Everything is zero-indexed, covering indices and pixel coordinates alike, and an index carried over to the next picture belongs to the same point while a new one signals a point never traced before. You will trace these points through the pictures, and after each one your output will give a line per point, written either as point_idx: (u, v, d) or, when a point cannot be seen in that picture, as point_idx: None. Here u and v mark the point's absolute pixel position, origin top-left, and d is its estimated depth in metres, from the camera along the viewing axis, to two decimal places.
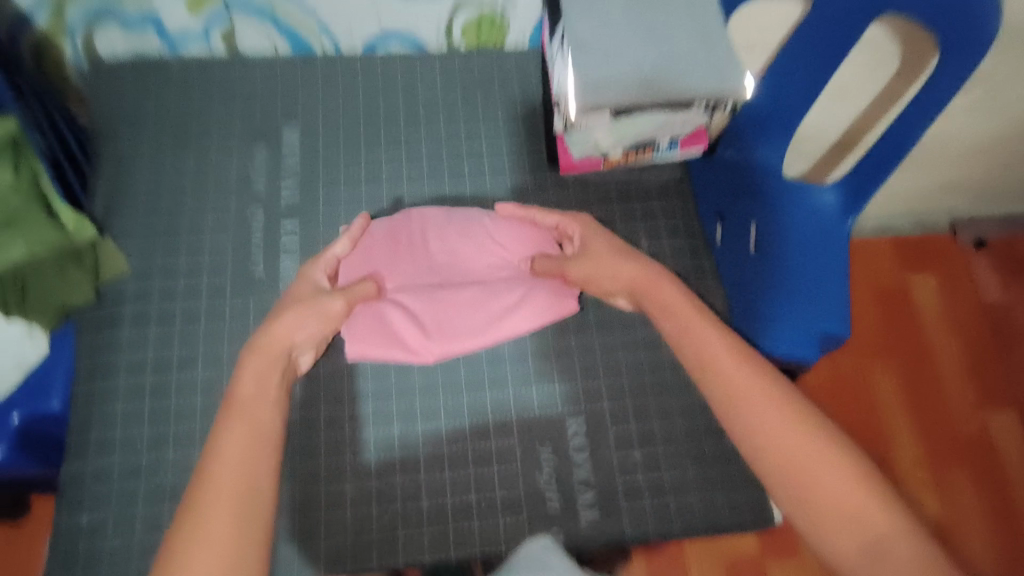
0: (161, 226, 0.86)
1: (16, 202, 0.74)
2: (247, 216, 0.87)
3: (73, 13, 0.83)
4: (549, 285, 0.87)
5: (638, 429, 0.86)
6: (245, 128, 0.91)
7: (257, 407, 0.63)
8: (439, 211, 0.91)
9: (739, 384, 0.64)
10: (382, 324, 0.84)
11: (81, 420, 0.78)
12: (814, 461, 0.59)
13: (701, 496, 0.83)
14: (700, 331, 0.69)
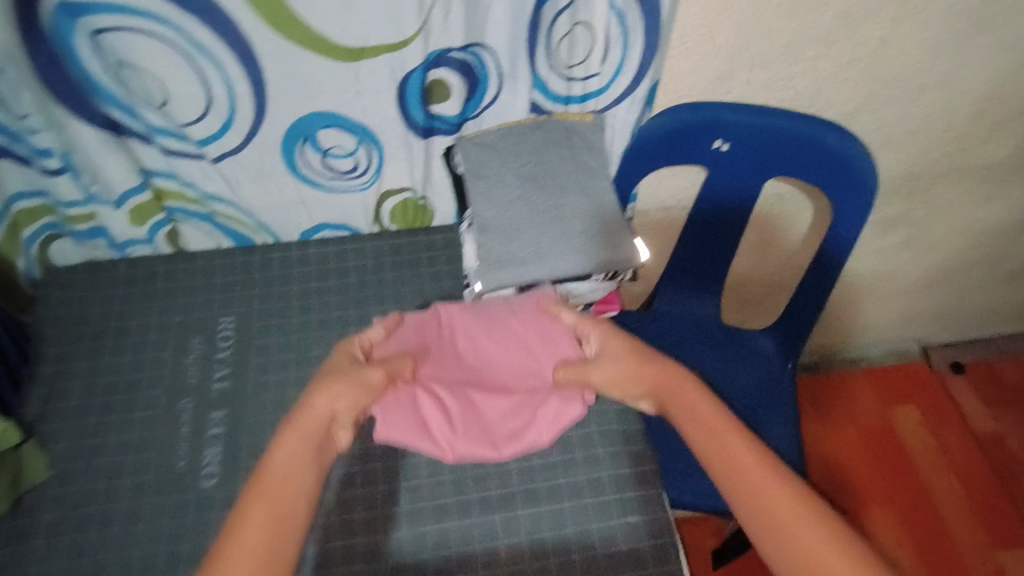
0: (89, 425, 0.85)
1: None
2: (177, 410, 0.86)
3: (27, 231, 0.91)
4: (560, 396, 0.76)
5: (564, 509, 0.74)
6: (183, 321, 0.94)
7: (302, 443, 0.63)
8: (471, 314, 0.83)
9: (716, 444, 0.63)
10: (416, 410, 0.74)
11: None
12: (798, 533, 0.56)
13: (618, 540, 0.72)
14: (694, 405, 0.67)
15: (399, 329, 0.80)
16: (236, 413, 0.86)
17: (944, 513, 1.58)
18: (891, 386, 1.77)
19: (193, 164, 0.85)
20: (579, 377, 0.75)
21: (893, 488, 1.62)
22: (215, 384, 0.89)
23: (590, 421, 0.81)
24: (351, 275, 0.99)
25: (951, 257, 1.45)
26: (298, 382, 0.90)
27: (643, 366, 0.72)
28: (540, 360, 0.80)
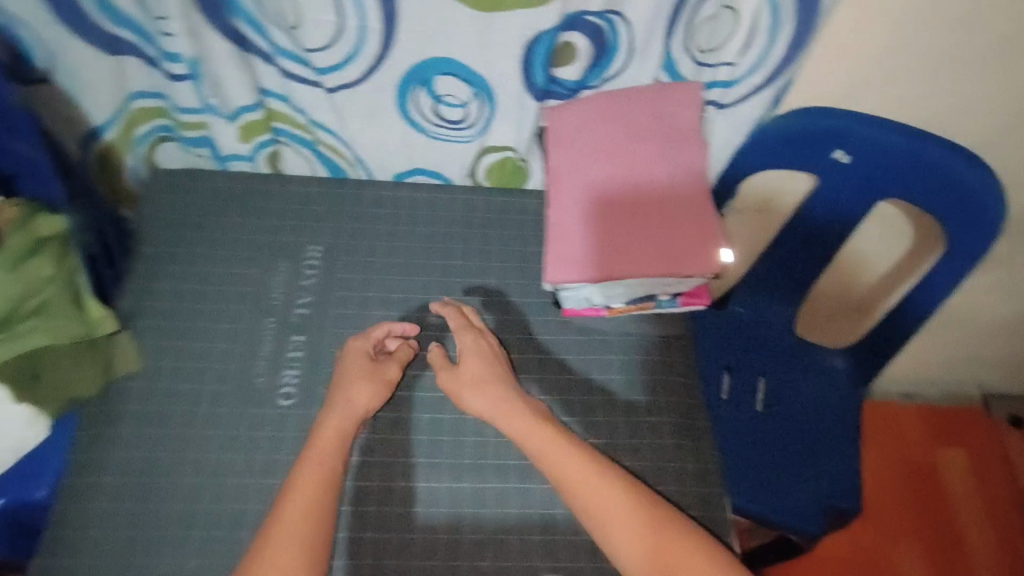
0: (179, 330, 0.88)
1: (49, 291, 0.81)
2: (259, 329, 0.89)
3: (140, 130, 0.91)
4: (688, 236, 0.81)
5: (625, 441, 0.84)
6: (271, 242, 0.96)
7: (311, 480, 0.73)
8: (612, 103, 0.84)
9: (588, 496, 0.73)
10: (575, 243, 0.82)
11: (63, 514, 0.77)
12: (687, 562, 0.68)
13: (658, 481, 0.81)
14: (582, 480, 0.74)
15: (558, 149, 0.84)
16: (316, 340, 0.89)
17: (971, 561, 1.54)
18: (941, 425, 1.72)
19: (307, 90, 0.85)
20: (688, 203, 0.82)
21: (923, 527, 1.58)
22: (297, 309, 0.91)
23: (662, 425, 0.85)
24: (438, 224, 0.99)
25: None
26: (374, 321, 0.91)
27: (555, 452, 0.76)
28: (675, 202, 0.82)
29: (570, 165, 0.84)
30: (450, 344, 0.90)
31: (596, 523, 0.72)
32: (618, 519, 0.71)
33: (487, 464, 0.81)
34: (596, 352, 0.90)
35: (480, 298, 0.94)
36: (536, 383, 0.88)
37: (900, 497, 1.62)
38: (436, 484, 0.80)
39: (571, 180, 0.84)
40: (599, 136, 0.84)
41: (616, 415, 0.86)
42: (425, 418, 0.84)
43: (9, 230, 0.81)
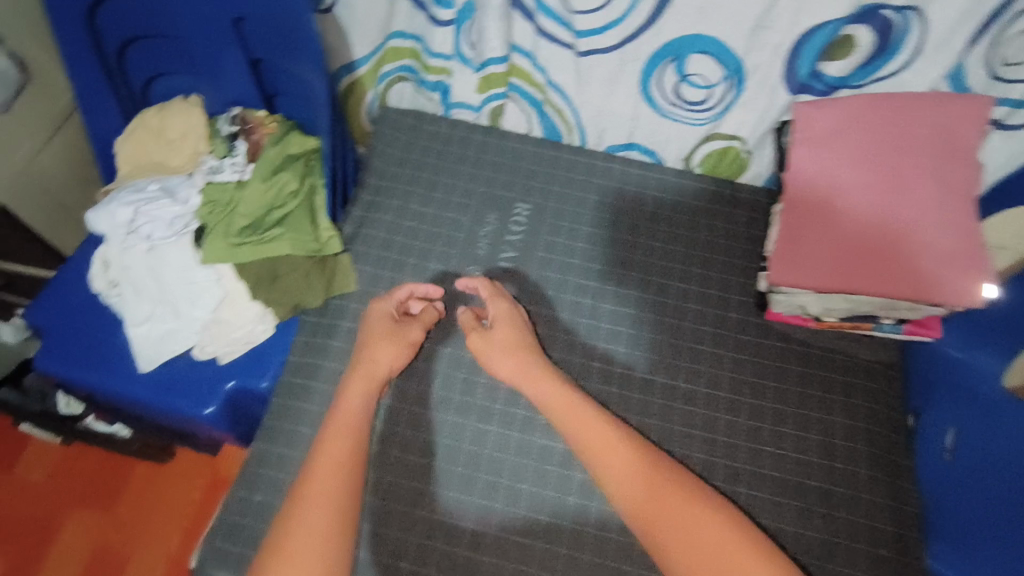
0: (393, 261, 0.93)
1: (292, 204, 0.89)
2: (464, 274, 0.92)
3: (386, 69, 0.96)
4: (943, 260, 0.76)
5: (819, 463, 0.81)
6: (483, 194, 0.98)
7: (348, 432, 0.73)
8: (879, 107, 0.78)
9: (597, 453, 0.72)
10: (810, 249, 0.79)
11: (281, 408, 0.84)
12: (680, 516, 0.66)
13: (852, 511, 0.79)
14: (591, 434, 0.73)
15: (805, 147, 0.80)
16: (516, 295, 0.91)
17: None
18: None
19: (558, 50, 0.85)
20: (947, 224, 0.77)
21: None
22: (501, 262, 0.94)
23: (861, 454, 0.82)
24: (646, 202, 0.98)
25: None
26: (571, 289, 0.92)
27: (563, 413, 0.75)
28: (930, 220, 0.77)
29: (819, 165, 0.80)
30: (642, 328, 0.90)
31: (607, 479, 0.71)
32: (626, 474, 0.70)
33: (672, 450, 0.82)
34: (794, 364, 0.87)
35: (678, 286, 0.93)
36: (727, 382, 0.86)
37: None
38: None
39: (815, 180, 0.79)
40: (855, 140, 0.79)
41: (811, 434, 0.83)
42: (613, 393, 0.85)
43: (271, 145, 0.90)
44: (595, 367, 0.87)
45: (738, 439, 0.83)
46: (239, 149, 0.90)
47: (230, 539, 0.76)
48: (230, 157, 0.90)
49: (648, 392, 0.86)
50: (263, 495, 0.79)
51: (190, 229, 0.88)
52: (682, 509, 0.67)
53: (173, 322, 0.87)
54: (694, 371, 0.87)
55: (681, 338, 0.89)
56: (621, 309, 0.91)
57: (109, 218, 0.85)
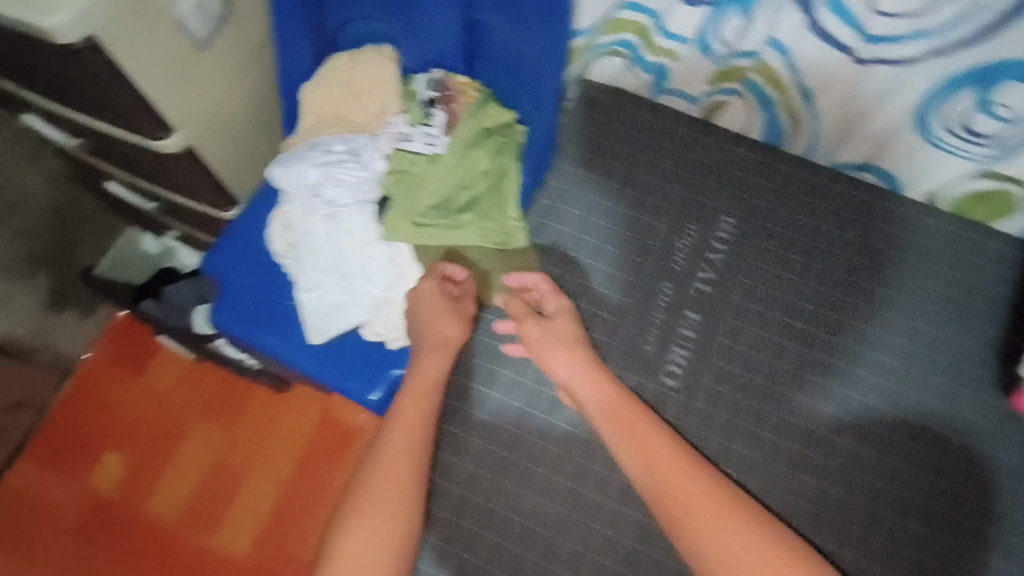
0: (577, 264, 0.85)
1: (483, 189, 0.80)
2: (656, 291, 0.83)
3: (602, 41, 0.83)
4: None
5: None
6: (686, 199, 0.87)
7: (415, 433, 0.70)
8: None
9: (630, 448, 0.67)
10: None
11: None
12: (722, 522, 0.60)
13: None
14: (647, 435, 0.68)
15: None
16: (711, 325, 0.82)
17: None
18: None
19: (832, 56, 0.70)
20: None
21: None
22: (698, 283, 0.83)
23: None
24: (873, 238, 0.85)
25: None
26: (774, 327, 0.82)
27: (615, 419, 0.70)
28: None
29: None
30: (852, 387, 0.80)
31: (644, 476, 0.65)
32: (666, 471, 0.64)
33: (873, 538, 0.74)
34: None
35: (899, 342, 0.82)
36: (944, 471, 0.76)
37: None
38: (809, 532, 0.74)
39: None
40: None
41: None
42: (809, 457, 0.77)
43: (470, 121, 0.80)
44: (795, 426, 0.78)
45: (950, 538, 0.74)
46: (436, 118, 0.81)
47: None
48: (426, 126, 0.81)
49: (848, 463, 0.77)
50: None
51: (371, 199, 0.81)
52: (719, 513, 0.60)
53: (347, 294, 0.82)
54: (905, 449, 0.77)
55: (896, 407, 0.79)
56: (830, 363, 0.81)
57: (296, 177, 0.80)
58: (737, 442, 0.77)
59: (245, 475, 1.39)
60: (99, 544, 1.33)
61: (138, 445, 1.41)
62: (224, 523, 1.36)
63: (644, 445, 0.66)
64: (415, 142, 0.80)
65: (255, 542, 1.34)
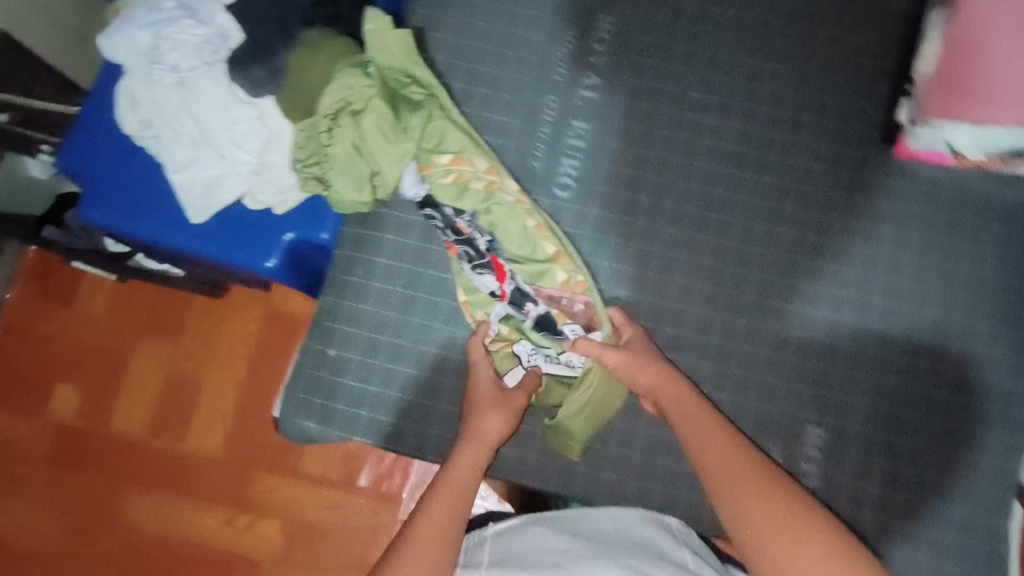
0: (457, 92, 0.81)
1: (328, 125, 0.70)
2: (539, 105, 0.80)
3: None
4: None
5: (934, 317, 0.73)
6: (562, 4, 0.83)
7: (460, 493, 0.65)
8: None
9: (684, 430, 0.66)
10: (972, 69, 0.67)
11: (346, 262, 0.79)
12: (765, 509, 0.59)
13: (959, 365, 0.72)
14: (697, 426, 0.65)
15: None
16: (600, 129, 0.79)
17: None
18: None
19: None
20: None
21: None
22: (583, 88, 0.80)
23: (981, 308, 0.73)
24: (760, 10, 0.81)
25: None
26: (665, 122, 0.79)
27: (673, 387, 0.68)
28: None
29: None
30: (748, 164, 0.78)
31: (694, 450, 0.65)
32: (705, 448, 0.64)
33: (770, 303, 0.75)
34: (920, 211, 0.75)
35: (792, 114, 0.78)
36: (841, 229, 0.76)
37: None
38: (712, 314, 0.75)
39: None
40: None
41: (929, 290, 0.74)
42: (710, 242, 0.76)
43: (423, 159, 0.68)
44: (689, 212, 0.77)
45: (843, 292, 0.74)
46: (483, 268, 0.73)
47: (312, 393, 0.76)
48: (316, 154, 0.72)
49: (749, 239, 0.76)
50: (339, 349, 0.77)
51: (220, 57, 0.76)
52: (762, 503, 0.59)
53: (220, 166, 0.78)
54: (802, 216, 0.76)
55: (788, 179, 0.77)
56: (721, 145, 0.78)
57: (127, 44, 0.76)
58: (634, 237, 0.77)
59: (207, 378, 1.30)
60: (76, 470, 1.26)
61: (90, 371, 1.30)
62: (195, 424, 1.28)
63: (702, 434, 0.65)
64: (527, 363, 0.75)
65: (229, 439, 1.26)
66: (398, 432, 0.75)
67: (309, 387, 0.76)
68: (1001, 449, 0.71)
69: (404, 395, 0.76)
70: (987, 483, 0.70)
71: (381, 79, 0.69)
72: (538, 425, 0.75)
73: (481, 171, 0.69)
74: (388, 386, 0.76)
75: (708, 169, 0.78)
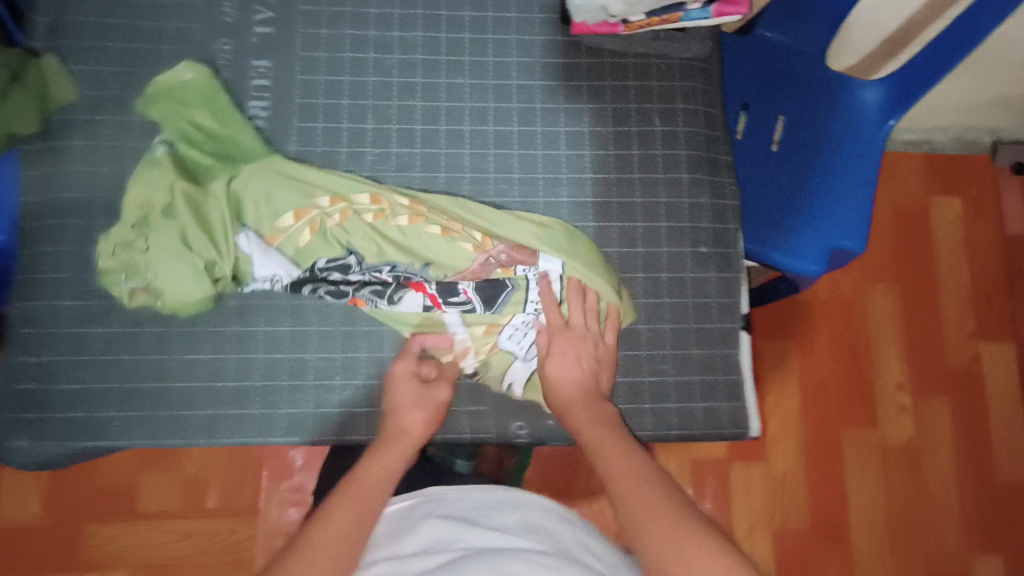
0: (117, 53, 0.73)
1: (164, 200, 0.67)
2: (213, 51, 0.75)
3: None
4: None
5: (641, 177, 0.75)
6: None
7: (376, 489, 0.56)
8: None
9: (597, 441, 0.58)
10: None
11: (30, 258, 0.70)
12: (662, 520, 0.48)
13: (670, 220, 0.75)
14: (602, 441, 0.58)
15: None
16: (284, 65, 0.75)
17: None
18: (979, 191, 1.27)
19: None
20: None
21: (982, 282, 1.24)
22: (256, 25, 0.76)
23: (680, 160, 0.76)
24: None
25: (950, 151, 1.27)
26: (349, 44, 0.76)
27: (591, 408, 0.63)
28: None
29: None
30: (440, 71, 0.77)
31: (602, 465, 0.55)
32: (610, 460, 0.55)
33: (489, 201, 0.74)
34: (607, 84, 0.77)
35: (474, 15, 0.78)
36: (540, 115, 0.76)
37: (955, 261, 1.24)
38: None
39: None
40: None
41: (632, 155, 0.76)
42: (419, 154, 0.75)
43: (269, 230, 0.70)
44: (393, 130, 0.75)
45: (555, 174, 0.75)
46: (399, 292, 0.70)
47: (19, 410, 0.67)
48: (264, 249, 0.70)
49: (457, 143, 0.75)
50: (42, 354, 0.68)
51: None
52: (663, 511, 0.48)
53: None
54: (503, 109, 0.76)
55: (482, 77, 0.77)
56: (410, 56, 0.77)
57: None
58: (341, 165, 0.74)
59: None
60: None
61: None
62: (2, 492, 1.05)
63: (622, 468, 0.54)
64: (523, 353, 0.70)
65: (48, 496, 1.05)
66: (126, 429, 0.67)
67: (19, 404, 0.67)
68: (723, 285, 0.74)
69: (123, 385, 0.67)
70: (714, 322, 0.73)
71: (183, 155, 0.70)
72: (284, 382, 0.69)
73: (328, 208, 0.70)
74: (105, 382, 0.67)
75: (401, 83, 0.76)
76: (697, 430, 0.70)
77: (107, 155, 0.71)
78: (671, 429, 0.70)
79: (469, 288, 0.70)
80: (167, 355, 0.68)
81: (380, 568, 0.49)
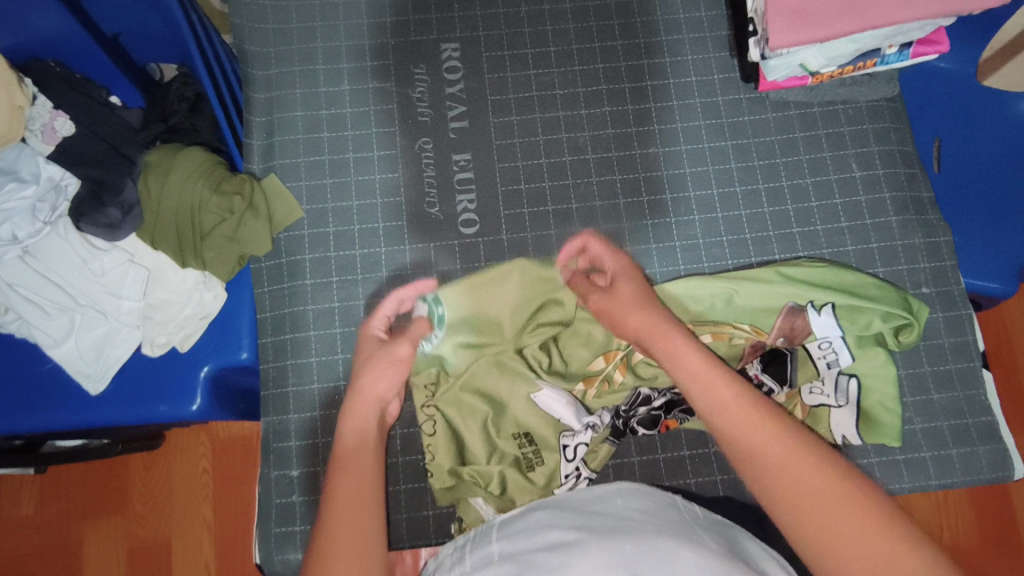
0: (328, 167, 0.76)
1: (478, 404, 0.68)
2: (418, 152, 0.77)
3: None
4: None
5: (849, 226, 0.75)
6: (401, 45, 0.80)
7: (369, 458, 0.54)
8: None
9: (703, 375, 0.52)
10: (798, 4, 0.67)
11: (276, 373, 0.72)
12: (804, 477, 0.45)
13: (888, 266, 0.74)
14: (713, 379, 0.52)
15: None
16: (483, 156, 0.77)
17: None
18: None
19: None
20: None
21: None
22: (451, 122, 0.78)
23: (885, 202, 0.76)
24: None
25: None
26: (540, 129, 0.78)
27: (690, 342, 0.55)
28: None
29: None
30: (633, 143, 0.78)
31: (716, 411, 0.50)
32: (727, 402, 0.50)
33: (704, 267, 0.75)
34: (798, 138, 0.78)
35: (655, 82, 0.80)
36: (738, 175, 0.77)
37: None
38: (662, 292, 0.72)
39: None
40: None
41: (835, 204, 0.76)
42: (626, 227, 0.76)
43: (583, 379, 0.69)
44: (598, 207, 0.76)
45: (763, 231, 0.76)
46: None
47: (288, 524, 0.69)
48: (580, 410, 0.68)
49: (662, 213, 0.76)
50: (302, 467, 0.70)
51: (62, 211, 0.70)
52: (820, 471, 0.45)
53: (103, 324, 0.71)
54: (700, 174, 0.77)
55: (674, 143, 0.78)
56: (601, 132, 0.78)
57: None
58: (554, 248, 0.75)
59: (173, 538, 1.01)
60: None
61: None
62: None
63: (708, 377, 0.52)
64: (840, 401, 0.69)
65: None
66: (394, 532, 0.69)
67: (284, 519, 0.69)
68: (953, 325, 0.73)
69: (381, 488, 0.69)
70: (951, 366, 0.72)
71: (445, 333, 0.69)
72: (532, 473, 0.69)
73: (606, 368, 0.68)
74: None
75: (596, 161, 0.78)
76: (958, 478, 0.69)
77: (336, 268, 0.73)
78: (931, 479, 0.69)
79: (759, 371, 0.69)
80: (418, 455, 0.70)
81: (498, 546, 0.49)
